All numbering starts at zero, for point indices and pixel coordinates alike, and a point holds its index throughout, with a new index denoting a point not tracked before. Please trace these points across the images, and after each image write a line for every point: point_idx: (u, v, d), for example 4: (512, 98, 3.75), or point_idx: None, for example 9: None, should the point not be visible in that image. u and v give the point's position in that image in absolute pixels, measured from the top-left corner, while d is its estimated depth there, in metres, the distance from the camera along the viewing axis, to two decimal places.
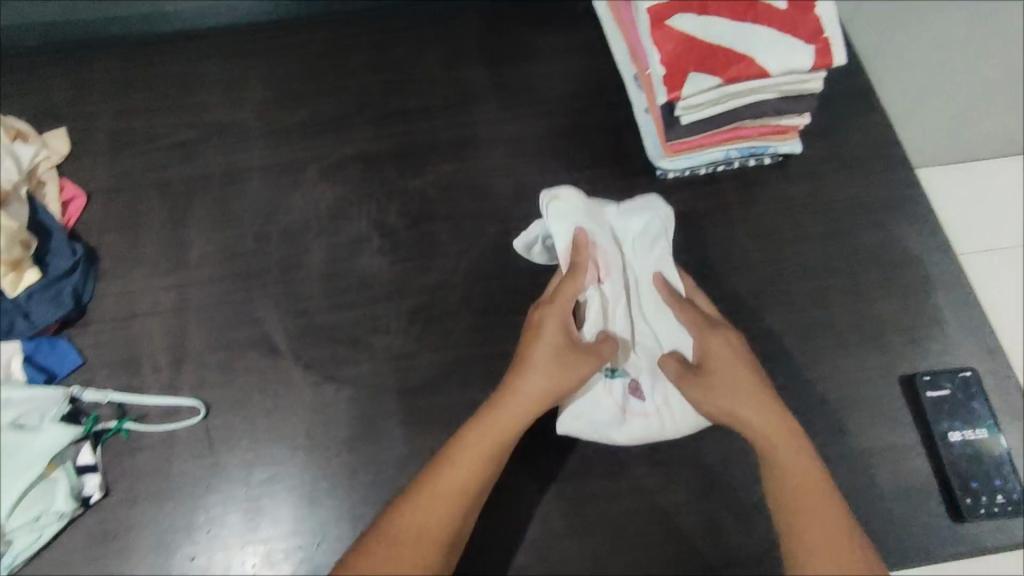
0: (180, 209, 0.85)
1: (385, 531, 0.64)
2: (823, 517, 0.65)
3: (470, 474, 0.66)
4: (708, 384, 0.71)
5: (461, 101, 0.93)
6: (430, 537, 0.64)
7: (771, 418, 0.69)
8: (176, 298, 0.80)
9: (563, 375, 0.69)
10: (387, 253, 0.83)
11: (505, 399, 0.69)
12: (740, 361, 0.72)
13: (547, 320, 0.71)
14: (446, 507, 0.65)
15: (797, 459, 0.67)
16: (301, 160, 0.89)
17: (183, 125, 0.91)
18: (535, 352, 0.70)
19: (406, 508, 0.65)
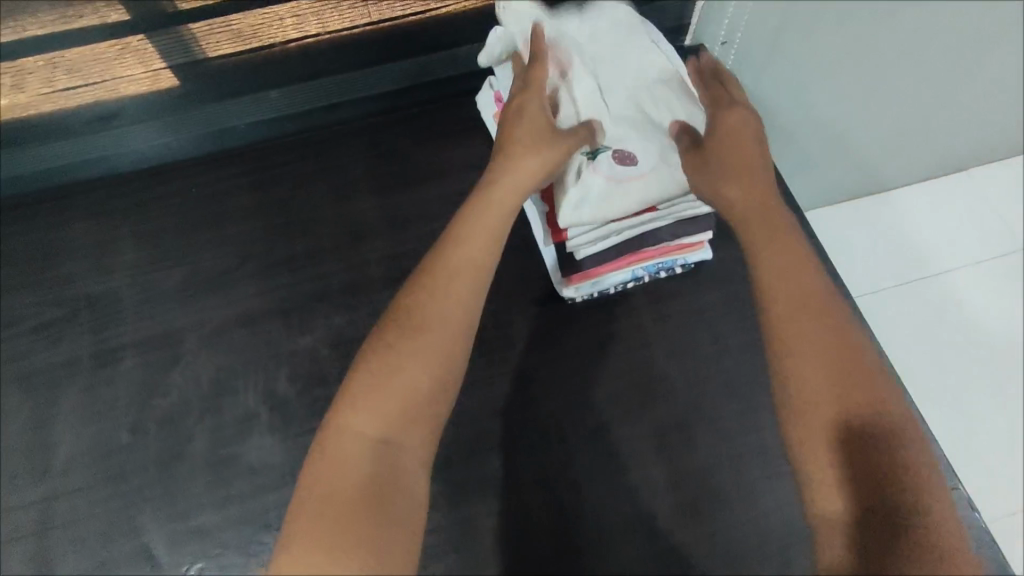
0: (45, 404, 0.77)
1: (402, 325, 0.55)
2: (820, 324, 0.51)
3: (483, 250, 0.60)
4: (708, 163, 0.65)
5: (352, 240, 0.87)
6: (454, 317, 0.56)
7: (754, 202, 0.61)
8: (40, 514, 0.72)
9: (556, 149, 0.68)
10: (278, 429, 0.75)
11: (506, 172, 0.66)
12: (742, 133, 0.65)
13: (525, 107, 0.69)
14: (464, 287, 0.58)
15: (792, 259, 0.55)
16: (179, 329, 0.81)
17: (45, 303, 0.83)
18: (518, 138, 0.67)
19: (419, 291, 0.57)
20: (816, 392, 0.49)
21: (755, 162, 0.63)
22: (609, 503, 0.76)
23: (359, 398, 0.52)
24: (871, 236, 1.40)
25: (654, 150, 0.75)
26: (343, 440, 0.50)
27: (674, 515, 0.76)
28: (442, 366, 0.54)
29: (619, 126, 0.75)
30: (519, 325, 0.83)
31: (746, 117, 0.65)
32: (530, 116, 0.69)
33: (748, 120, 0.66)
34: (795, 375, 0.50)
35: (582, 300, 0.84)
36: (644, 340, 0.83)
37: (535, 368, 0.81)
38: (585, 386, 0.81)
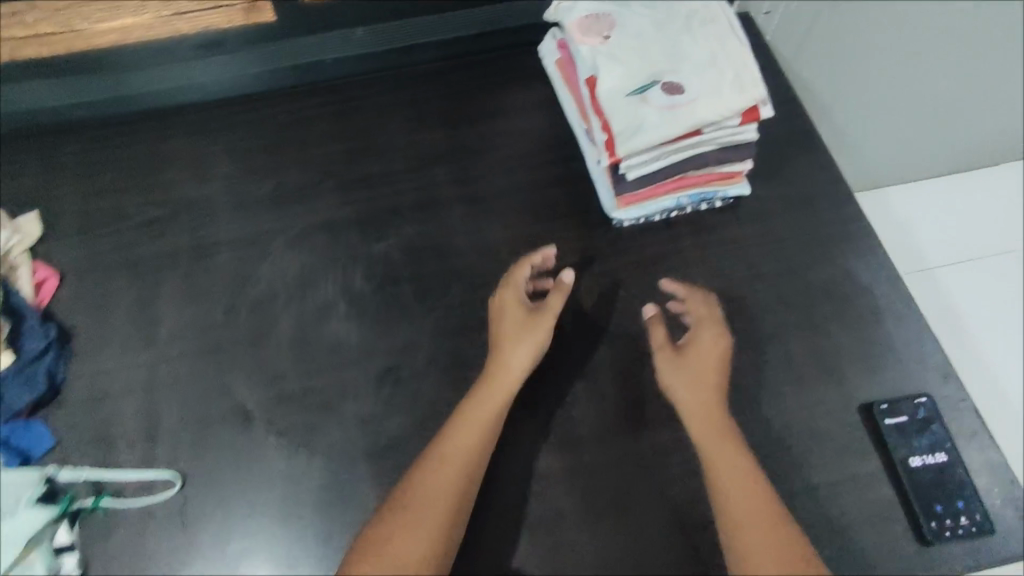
0: (150, 287, 0.86)
1: (398, 509, 0.68)
2: (759, 530, 0.67)
3: (473, 442, 0.72)
4: (679, 369, 0.77)
5: (421, 164, 0.97)
6: (440, 501, 0.68)
7: (710, 414, 0.74)
8: (146, 376, 0.81)
9: (531, 334, 0.77)
10: (355, 317, 0.84)
11: (497, 365, 0.76)
12: (712, 356, 0.78)
13: (512, 296, 0.80)
14: (453, 475, 0.70)
15: (740, 470, 0.71)
16: (269, 231, 0.91)
17: (150, 202, 0.93)
18: (502, 329, 0.78)
19: (419, 478, 0.69)
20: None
21: (718, 387, 0.76)
22: (644, 396, 0.84)
23: (359, 561, 0.64)
24: (916, 221, 1.35)
25: (701, 82, 0.78)
26: None
27: None
28: (434, 537, 0.67)
29: (663, 62, 0.80)
30: (572, 245, 0.92)
31: (720, 342, 0.78)
32: (509, 308, 0.79)
33: (721, 346, 0.78)
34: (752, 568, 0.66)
35: (629, 225, 0.92)
36: (686, 262, 0.90)
37: (583, 280, 0.90)
38: (627, 299, 0.89)
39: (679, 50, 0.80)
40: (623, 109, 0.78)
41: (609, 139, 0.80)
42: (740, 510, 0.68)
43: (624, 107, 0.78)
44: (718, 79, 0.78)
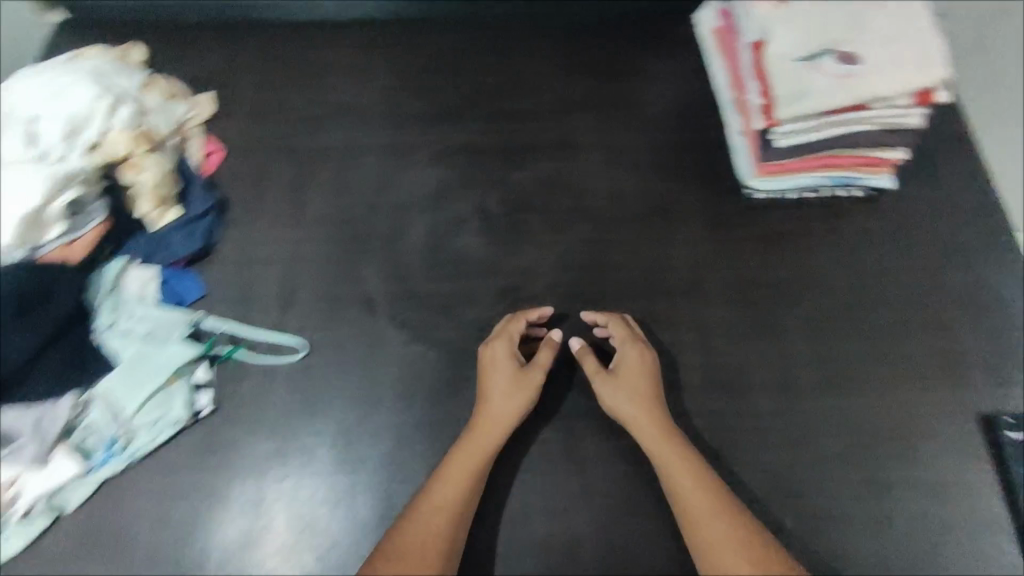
0: (304, 174, 0.95)
1: (379, 558, 0.65)
2: (718, 524, 0.67)
3: (457, 493, 0.70)
4: (614, 389, 0.77)
5: (562, 107, 1.01)
6: (427, 549, 0.66)
7: (651, 427, 0.74)
8: (290, 250, 0.89)
9: (519, 392, 0.75)
10: (483, 235, 0.90)
11: (483, 418, 0.74)
12: (641, 371, 0.77)
13: (501, 349, 0.78)
14: (438, 524, 0.67)
15: (687, 466, 0.71)
16: (416, 145, 0.98)
17: (312, 102, 1.01)
18: (491, 386, 0.76)
19: (400, 529, 0.67)
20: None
21: (653, 403, 0.76)
22: (754, 362, 0.82)
23: None
24: None
25: (877, 55, 0.78)
26: None
27: (817, 389, 0.81)
28: None
29: (840, 32, 0.80)
30: (701, 207, 0.93)
31: (647, 356, 0.78)
32: (500, 364, 0.77)
33: (648, 359, 0.78)
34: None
35: (761, 198, 0.92)
36: (815, 241, 0.89)
37: (707, 241, 0.90)
38: (750, 266, 0.88)
39: (857, 24, 0.81)
40: (790, 73, 0.80)
41: (768, 102, 0.81)
42: (691, 500, 0.69)
43: (791, 71, 0.80)
44: (897, 54, 0.78)
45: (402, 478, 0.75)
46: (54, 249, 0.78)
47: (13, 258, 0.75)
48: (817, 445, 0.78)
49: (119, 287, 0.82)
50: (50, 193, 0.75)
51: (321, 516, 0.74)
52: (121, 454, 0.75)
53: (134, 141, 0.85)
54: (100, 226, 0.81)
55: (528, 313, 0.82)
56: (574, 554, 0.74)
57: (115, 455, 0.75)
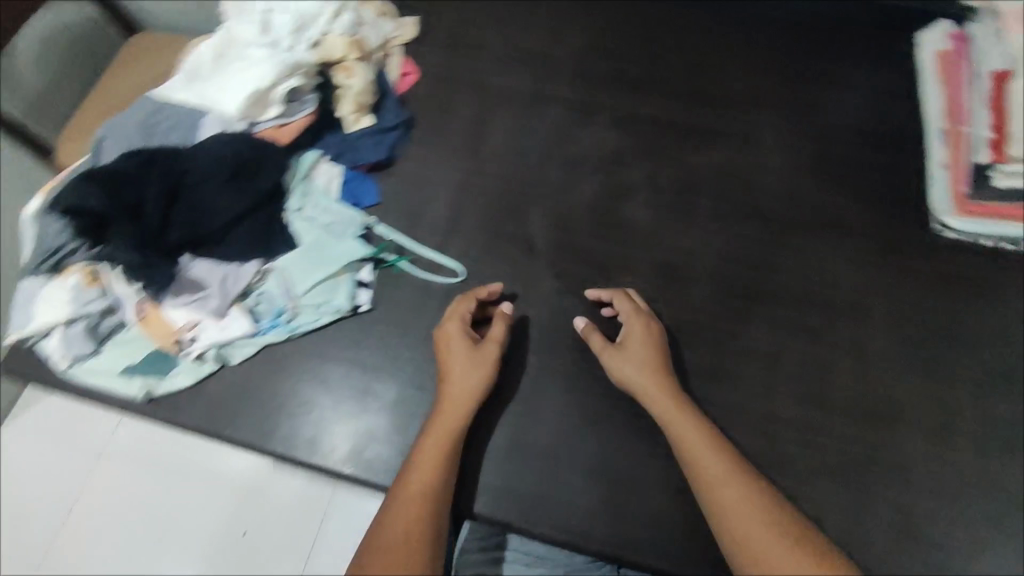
0: (488, 113, 0.98)
1: (367, 548, 0.65)
2: (731, 487, 0.66)
3: (430, 477, 0.69)
4: (623, 361, 0.76)
5: (753, 101, 0.98)
6: (410, 537, 0.65)
7: (658, 389, 0.74)
8: (464, 180, 0.92)
9: (477, 368, 0.75)
10: (649, 209, 0.91)
11: (446, 401, 0.74)
12: (648, 341, 0.77)
13: (455, 330, 0.77)
14: (418, 511, 0.67)
15: (695, 429, 0.70)
16: (599, 107, 0.98)
17: (507, 45, 1.03)
18: (450, 366, 0.75)
19: (383, 522, 0.67)
20: (774, 558, 0.61)
21: (660, 376, 0.75)
22: (906, 400, 0.79)
23: None
24: None
25: None
26: None
27: (970, 445, 0.76)
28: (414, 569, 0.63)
29: None
30: (882, 231, 0.88)
31: (654, 333, 0.78)
32: (453, 343, 0.77)
33: (653, 331, 0.78)
34: (754, 551, 0.62)
35: (951, 238, 0.87)
36: (1002, 296, 0.84)
37: (881, 268, 0.86)
38: (922, 304, 0.84)
39: None
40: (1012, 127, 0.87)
41: (998, 139, 0.88)
42: (702, 464, 0.68)
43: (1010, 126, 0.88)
44: None
45: (534, 417, 0.79)
46: (270, 127, 0.85)
47: (238, 126, 0.84)
48: (957, 501, 0.74)
49: (310, 176, 0.87)
50: (278, 77, 0.83)
51: None
52: (285, 326, 0.81)
53: (348, 46, 0.90)
54: (309, 117, 0.87)
55: (477, 292, 0.81)
56: (681, 539, 0.73)
57: (280, 325, 0.81)
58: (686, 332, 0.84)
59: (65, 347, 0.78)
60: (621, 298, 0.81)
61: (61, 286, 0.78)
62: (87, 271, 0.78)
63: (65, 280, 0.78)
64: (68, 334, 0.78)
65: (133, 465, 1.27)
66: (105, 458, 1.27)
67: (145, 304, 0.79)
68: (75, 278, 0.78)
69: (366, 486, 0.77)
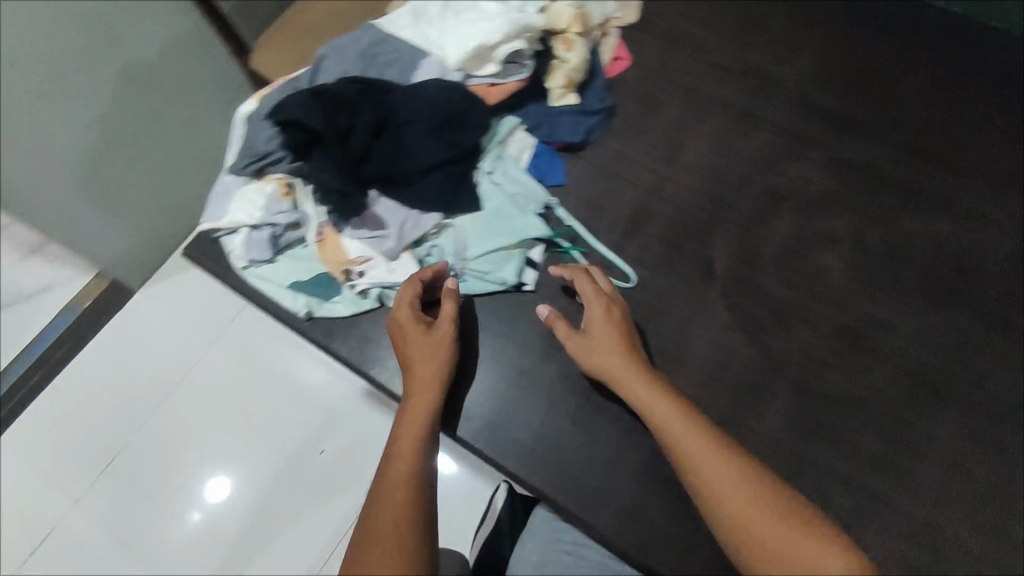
0: (692, 119, 0.91)
1: (359, 545, 0.62)
2: (716, 463, 0.60)
3: (410, 460, 0.68)
4: (587, 345, 0.72)
5: (997, 176, 0.86)
6: (401, 520, 0.63)
7: (627, 370, 0.69)
8: (654, 183, 0.88)
9: (437, 351, 0.74)
10: (847, 264, 0.82)
11: (413, 388, 0.73)
12: (610, 325, 0.72)
13: (408, 316, 0.75)
14: (404, 497, 0.64)
15: (669, 408, 0.65)
16: (814, 140, 0.89)
17: (730, 51, 0.95)
18: (411, 355, 0.75)
19: (370, 512, 0.64)
20: (763, 534, 0.56)
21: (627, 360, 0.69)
22: None
23: None
24: None
25: None
26: None
27: None
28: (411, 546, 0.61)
29: None
30: None
31: (616, 315, 0.73)
32: (408, 328, 0.75)
33: (616, 312, 0.73)
34: (739, 523, 0.57)
35: None
36: None
37: None
38: None
39: None
40: None
41: None
42: (682, 444, 0.62)
43: None
44: None
45: None
46: (482, 84, 0.84)
47: (454, 76, 0.82)
48: None
49: (505, 142, 0.86)
50: (505, 37, 0.81)
51: (590, 436, 0.76)
52: None
53: (576, 19, 0.87)
54: (521, 82, 0.85)
55: (420, 273, 0.78)
56: None
57: None
58: (860, 410, 0.75)
59: (246, 247, 0.82)
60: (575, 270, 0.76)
61: (258, 189, 0.82)
62: (283, 183, 0.81)
63: (264, 185, 0.82)
64: (252, 237, 0.82)
65: (238, 356, 1.36)
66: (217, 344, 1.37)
67: (325, 228, 0.80)
68: (272, 186, 0.81)
69: (491, 463, 0.78)
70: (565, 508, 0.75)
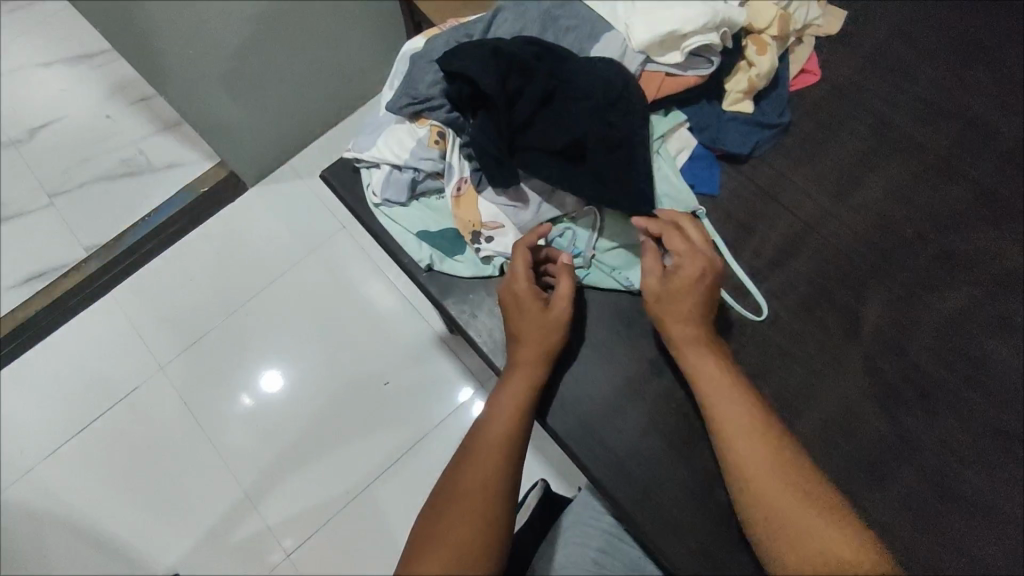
0: (874, 156, 0.82)
1: (444, 494, 0.67)
2: (751, 441, 0.63)
3: (505, 426, 0.70)
4: (664, 299, 0.71)
5: None
6: (484, 481, 0.67)
7: (690, 333, 0.69)
8: (815, 216, 0.81)
9: (546, 331, 0.73)
10: (1018, 356, 0.73)
11: (520, 362, 0.73)
12: (691, 287, 0.70)
13: (526, 288, 0.74)
14: (492, 465, 0.67)
15: (718, 376, 0.67)
16: (1016, 208, 0.78)
17: (940, 88, 0.84)
18: (520, 326, 0.74)
19: (460, 468, 0.68)
20: (779, 514, 0.59)
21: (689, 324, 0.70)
22: None
23: (423, 542, 0.64)
24: None
25: None
26: (427, 552, 0.63)
27: None
28: (485, 508, 0.65)
29: None
30: None
31: (702, 276, 0.70)
32: (520, 298, 0.74)
33: (702, 276, 0.70)
34: (756, 499, 0.61)
35: None
36: None
37: None
38: None
39: None
40: None
41: None
42: (725, 416, 0.65)
43: None
44: None
45: None
46: (659, 73, 0.78)
47: (633, 59, 0.78)
48: None
49: (666, 138, 0.81)
50: (699, 27, 0.74)
51: (679, 456, 0.75)
52: None
53: (778, 22, 0.80)
54: (700, 79, 0.79)
55: (527, 240, 0.76)
56: None
57: None
58: (987, 517, 0.68)
59: (384, 185, 0.82)
60: (663, 224, 0.74)
61: (410, 131, 0.81)
62: (435, 130, 0.80)
63: (416, 128, 0.81)
64: (392, 177, 0.82)
65: (330, 274, 1.40)
66: (315, 256, 1.41)
67: (464, 184, 0.79)
68: (424, 131, 0.80)
69: (571, 457, 0.78)
70: (643, 527, 0.74)
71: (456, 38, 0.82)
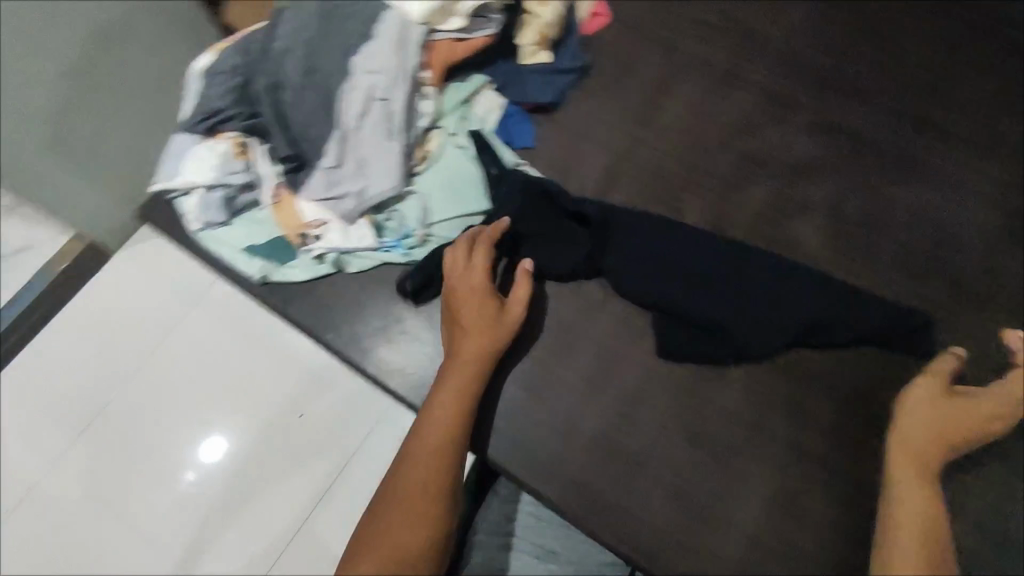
0: (672, 80, 0.87)
1: (388, 491, 0.65)
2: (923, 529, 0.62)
3: (449, 420, 0.68)
4: (944, 402, 0.67)
5: (992, 144, 0.81)
6: (429, 477, 0.65)
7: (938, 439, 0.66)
8: (626, 146, 0.84)
9: (497, 326, 0.72)
10: (824, 234, 0.79)
11: (465, 355, 0.71)
12: (976, 421, 0.66)
13: (480, 281, 0.72)
14: (437, 462, 0.66)
15: (931, 476, 0.65)
16: (799, 102, 0.84)
17: (716, 7, 0.90)
18: (467, 319, 0.72)
19: (404, 465, 0.66)
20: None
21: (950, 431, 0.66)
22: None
23: (364, 543, 0.61)
24: None
25: None
26: (369, 552, 0.60)
27: None
28: (430, 504, 0.63)
29: None
30: None
31: (989, 409, 0.66)
32: (474, 292, 0.72)
33: (989, 420, 0.66)
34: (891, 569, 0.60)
35: None
36: None
37: None
38: None
39: None
40: None
41: None
42: (917, 499, 0.63)
43: None
44: None
45: (629, 418, 0.75)
46: (446, 40, 0.80)
47: (417, 30, 0.78)
48: None
49: (472, 102, 0.83)
50: None
51: (543, 399, 0.76)
52: (406, 251, 0.79)
53: None
54: (487, 38, 0.81)
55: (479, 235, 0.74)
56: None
57: (401, 249, 0.79)
58: (822, 381, 0.74)
59: (201, 210, 0.79)
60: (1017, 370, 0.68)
61: (211, 149, 0.78)
62: (235, 141, 0.79)
63: (215, 145, 0.78)
64: (207, 199, 0.79)
65: None
66: None
67: (281, 190, 0.78)
68: (224, 145, 0.78)
69: None
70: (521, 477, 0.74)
71: (249, 44, 0.79)
